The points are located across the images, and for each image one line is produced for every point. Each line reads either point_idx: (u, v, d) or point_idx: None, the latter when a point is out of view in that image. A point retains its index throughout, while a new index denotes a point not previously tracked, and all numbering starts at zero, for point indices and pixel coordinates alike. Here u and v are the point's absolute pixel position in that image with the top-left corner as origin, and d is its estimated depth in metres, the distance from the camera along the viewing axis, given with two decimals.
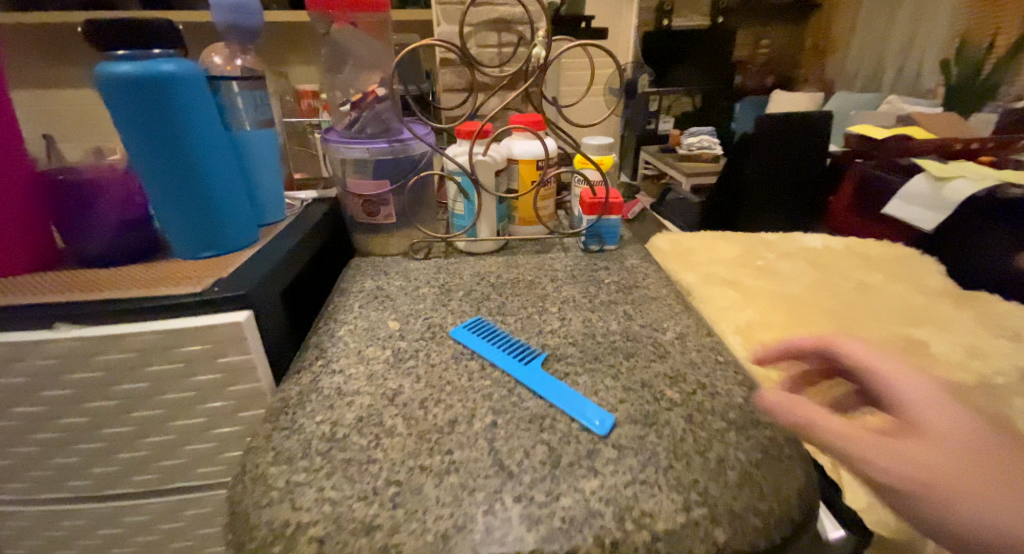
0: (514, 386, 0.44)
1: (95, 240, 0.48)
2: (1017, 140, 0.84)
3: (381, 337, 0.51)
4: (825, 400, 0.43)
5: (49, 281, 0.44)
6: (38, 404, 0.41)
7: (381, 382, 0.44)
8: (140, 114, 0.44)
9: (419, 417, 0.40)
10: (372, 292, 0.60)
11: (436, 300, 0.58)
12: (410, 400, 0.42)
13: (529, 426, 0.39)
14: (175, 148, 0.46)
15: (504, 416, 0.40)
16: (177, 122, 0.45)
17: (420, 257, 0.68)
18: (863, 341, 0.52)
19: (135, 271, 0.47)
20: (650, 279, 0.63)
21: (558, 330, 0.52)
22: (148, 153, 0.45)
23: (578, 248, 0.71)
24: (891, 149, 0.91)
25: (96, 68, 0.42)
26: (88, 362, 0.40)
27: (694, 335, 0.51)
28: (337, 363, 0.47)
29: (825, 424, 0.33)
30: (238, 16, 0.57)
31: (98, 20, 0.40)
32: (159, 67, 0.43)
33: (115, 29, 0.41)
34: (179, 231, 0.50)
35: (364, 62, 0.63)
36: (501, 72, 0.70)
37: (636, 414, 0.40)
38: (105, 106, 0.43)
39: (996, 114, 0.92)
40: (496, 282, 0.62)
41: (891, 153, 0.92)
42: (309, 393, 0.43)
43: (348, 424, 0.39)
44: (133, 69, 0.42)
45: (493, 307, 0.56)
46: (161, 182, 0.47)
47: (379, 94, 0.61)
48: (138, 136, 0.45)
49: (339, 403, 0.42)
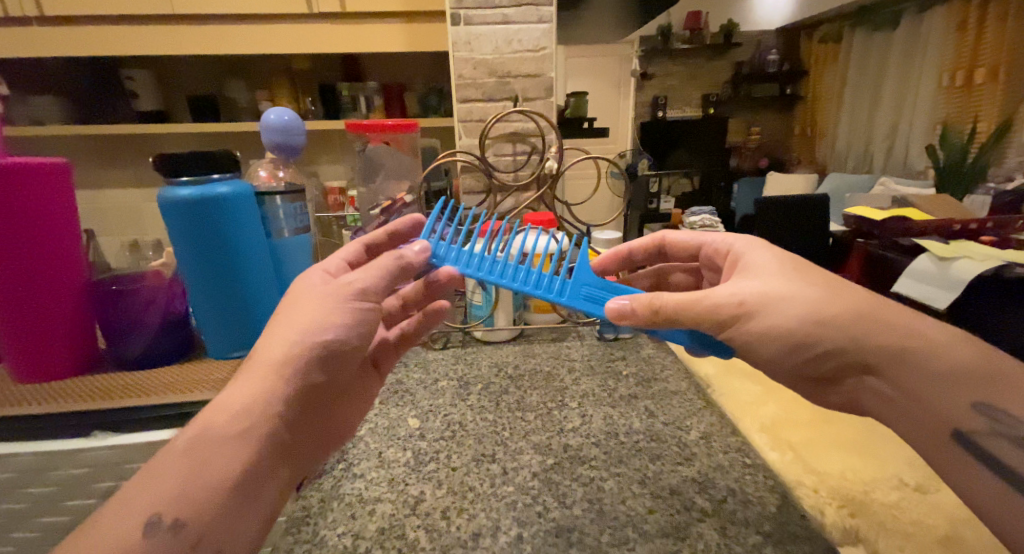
0: (538, 493, 0.43)
1: (134, 344, 0.51)
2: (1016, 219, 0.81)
3: (401, 437, 0.51)
4: (861, 509, 0.41)
5: (87, 389, 0.47)
6: (60, 515, 0.41)
7: (403, 488, 0.44)
8: (195, 229, 0.47)
9: (442, 529, 0.39)
10: (392, 386, 0.60)
11: (455, 395, 0.58)
12: (432, 509, 0.41)
13: (556, 540, 0.38)
14: (221, 258, 0.49)
15: (530, 527, 0.39)
16: (227, 235, 0.49)
17: (439, 347, 0.70)
18: (896, 441, 0.49)
19: (171, 377, 0.49)
20: (667, 371, 0.63)
21: (579, 428, 0.52)
22: (197, 261, 0.49)
23: (593, 337, 0.72)
24: (890, 230, 0.89)
25: (160, 192, 0.47)
26: (119, 471, 0.41)
27: (717, 435, 0.50)
28: (358, 466, 0.47)
29: (758, 300, 0.37)
30: (285, 137, 0.64)
31: (170, 155, 0.46)
32: (216, 190, 0.47)
33: (181, 160, 0.47)
34: (216, 332, 0.52)
35: (394, 174, 0.71)
36: (516, 174, 0.79)
37: (665, 526, 0.39)
38: (164, 223, 0.48)
39: (989, 195, 0.95)
40: (514, 374, 0.62)
41: (891, 234, 0.89)
42: (331, 502, 0.42)
43: (369, 537, 0.39)
44: (193, 192, 0.46)
45: (512, 403, 0.56)
46: (204, 287, 0.50)
47: (406, 201, 0.66)
48: (189, 248, 0.48)
49: (361, 512, 0.41)
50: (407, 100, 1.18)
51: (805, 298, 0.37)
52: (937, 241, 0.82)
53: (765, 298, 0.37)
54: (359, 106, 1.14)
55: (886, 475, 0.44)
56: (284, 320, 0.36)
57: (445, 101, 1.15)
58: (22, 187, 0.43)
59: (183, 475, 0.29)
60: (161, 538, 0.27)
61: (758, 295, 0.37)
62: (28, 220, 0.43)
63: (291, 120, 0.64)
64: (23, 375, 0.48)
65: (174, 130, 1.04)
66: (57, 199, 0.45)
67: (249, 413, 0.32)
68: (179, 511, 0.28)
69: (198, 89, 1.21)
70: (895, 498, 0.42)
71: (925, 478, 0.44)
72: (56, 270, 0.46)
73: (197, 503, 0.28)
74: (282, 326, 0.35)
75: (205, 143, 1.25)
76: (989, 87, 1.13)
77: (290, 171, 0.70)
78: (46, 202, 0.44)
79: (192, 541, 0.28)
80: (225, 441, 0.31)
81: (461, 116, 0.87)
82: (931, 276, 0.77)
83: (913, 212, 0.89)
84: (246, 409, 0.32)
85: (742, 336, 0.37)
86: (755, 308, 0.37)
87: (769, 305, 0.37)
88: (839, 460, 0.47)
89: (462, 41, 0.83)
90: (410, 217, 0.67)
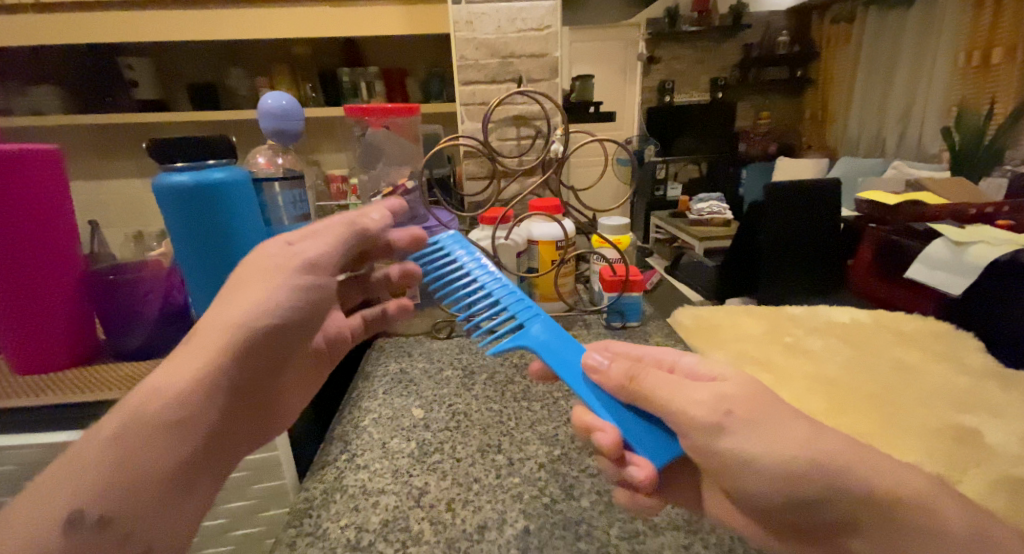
0: (545, 485, 0.42)
1: (133, 335, 0.50)
2: None
3: (406, 427, 0.50)
4: None
5: (85, 382, 0.46)
6: None
7: (407, 480, 0.43)
8: (192, 216, 0.46)
9: (446, 521, 0.38)
10: (396, 376, 0.59)
11: (460, 385, 0.57)
12: (436, 501, 0.40)
13: (564, 532, 0.37)
14: (219, 246, 0.48)
15: (537, 520, 0.38)
16: (225, 221, 0.48)
17: (443, 336, 0.69)
18: (913, 431, 0.48)
19: None
20: None
21: None
22: (195, 248, 0.48)
23: (601, 325, 0.70)
24: (904, 214, 0.86)
25: (155, 179, 0.46)
26: None
27: None
28: (362, 457, 0.46)
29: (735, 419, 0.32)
30: (283, 123, 0.62)
31: (165, 141, 0.45)
32: (212, 175, 0.46)
33: (176, 146, 0.46)
34: None
35: (395, 159, 0.70)
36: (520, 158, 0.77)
37: (676, 519, 0.38)
38: (160, 210, 0.46)
39: (1005, 178, 0.91)
40: (520, 363, 0.61)
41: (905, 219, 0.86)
42: (334, 494, 0.42)
43: (373, 529, 0.38)
44: (187, 178, 0.45)
45: (518, 392, 0.55)
46: (201, 274, 0.49)
47: (407, 187, 0.65)
48: (187, 236, 0.47)
49: (364, 504, 0.40)
50: (408, 85, 1.16)
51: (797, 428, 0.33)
52: (953, 225, 0.79)
53: (750, 417, 0.32)
54: (360, 92, 1.13)
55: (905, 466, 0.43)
56: (230, 297, 0.33)
57: (447, 86, 1.13)
58: (12, 173, 0.41)
59: (107, 463, 0.25)
60: (85, 535, 0.23)
61: (730, 390, 0.34)
62: (19, 208, 0.42)
63: (289, 104, 0.63)
64: (21, 367, 0.47)
65: (173, 119, 1.03)
66: (50, 187, 0.44)
67: (187, 397, 0.28)
68: (108, 502, 0.24)
69: (197, 76, 1.20)
70: None
71: (945, 469, 0.43)
72: (49, 260, 0.44)
73: (129, 492, 0.25)
74: (227, 305, 0.32)
75: (206, 132, 1.24)
76: (1006, 67, 1.11)
77: (289, 157, 0.69)
78: (37, 189, 0.43)
79: (119, 536, 0.24)
80: (158, 428, 0.27)
81: (463, 100, 0.85)
82: (947, 263, 0.76)
83: (926, 196, 0.87)
84: (187, 390, 0.28)
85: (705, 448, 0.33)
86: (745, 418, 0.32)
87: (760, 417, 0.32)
88: None
89: (462, 21, 0.80)
90: (412, 204, 0.66)
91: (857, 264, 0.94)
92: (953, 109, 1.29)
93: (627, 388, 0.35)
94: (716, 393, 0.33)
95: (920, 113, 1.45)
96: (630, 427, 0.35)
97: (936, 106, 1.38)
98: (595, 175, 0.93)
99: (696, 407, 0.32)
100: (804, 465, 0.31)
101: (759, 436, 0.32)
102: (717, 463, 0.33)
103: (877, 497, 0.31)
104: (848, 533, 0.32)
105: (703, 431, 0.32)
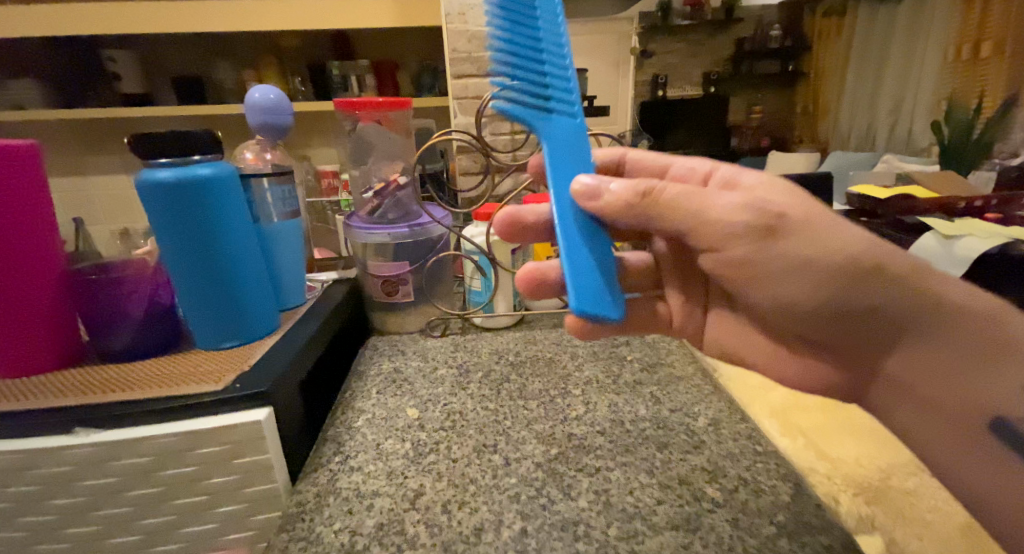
0: (543, 485, 0.41)
1: (118, 336, 0.49)
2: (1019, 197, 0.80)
3: (401, 427, 0.49)
4: (879, 498, 0.40)
5: (68, 385, 0.44)
6: (48, 514, 0.41)
7: (402, 482, 0.42)
8: (177, 213, 0.45)
9: (441, 524, 0.37)
10: (389, 375, 0.59)
11: (455, 384, 0.56)
12: (432, 503, 0.40)
13: (562, 534, 0.36)
14: (204, 244, 0.46)
15: (535, 521, 0.38)
16: (211, 218, 0.46)
17: (437, 334, 0.68)
18: None
19: (156, 369, 0.48)
20: (672, 355, 0.61)
21: (583, 416, 0.50)
22: (178, 247, 0.46)
23: None
24: (894, 207, 0.85)
25: (137, 176, 0.44)
26: (100, 469, 0.40)
27: (728, 421, 0.49)
28: (355, 459, 0.45)
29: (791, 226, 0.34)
30: (271, 117, 0.61)
31: (146, 137, 0.43)
32: (197, 171, 0.45)
33: (158, 142, 0.44)
34: (200, 322, 0.50)
35: (387, 154, 0.69)
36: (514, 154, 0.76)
37: (676, 518, 0.37)
38: (142, 207, 0.45)
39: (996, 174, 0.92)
40: (515, 361, 0.61)
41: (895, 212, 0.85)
42: (327, 498, 0.41)
43: (368, 532, 0.37)
44: (172, 174, 0.44)
45: (513, 390, 0.55)
46: (185, 274, 0.47)
47: (400, 182, 0.64)
48: (170, 234, 0.45)
49: (358, 507, 0.40)
50: (400, 78, 1.15)
51: (847, 242, 0.34)
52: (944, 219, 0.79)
53: (806, 224, 0.34)
54: (350, 86, 1.10)
55: (902, 462, 0.43)
56: None
57: (439, 79, 1.11)
58: None
59: None
60: None
61: (774, 195, 0.35)
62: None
63: (277, 98, 0.61)
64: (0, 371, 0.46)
65: (160, 114, 1.01)
66: (26, 183, 0.42)
67: None
68: None
69: (183, 70, 1.17)
70: (913, 486, 0.41)
71: None
72: (27, 260, 0.43)
73: None
74: None
75: (193, 126, 1.21)
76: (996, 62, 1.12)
77: (278, 153, 0.67)
78: (13, 185, 0.41)
79: None
80: None
81: (456, 94, 0.84)
82: (936, 254, 0.72)
83: (917, 190, 0.86)
84: None
85: (751, 253, 0.35)
86: (791, 226, 0.34)
87: (807, 226, 0.34)
88: (851, 446, 0.46)
89: (454, 13, 0.79)
90: (405, 200, 0.64)
91: None
92: (944, 104, 1.30)
93: (636, 203, 0.34)
94: (750, 199, 0.34)
95: (911, 107, 1.46)
96: (594, 277, 0.33)
97: (926, 100, 1.39)
98: None
99: (730, 217, 0.34)
100: (853, 265, 0.33)
101: (808, 238, 0.34)
102: (764, 270, 0.35)
103: (933, 318, 0.33)
104: (895, 352, 0.35)
105: (739, 238, 0.34)
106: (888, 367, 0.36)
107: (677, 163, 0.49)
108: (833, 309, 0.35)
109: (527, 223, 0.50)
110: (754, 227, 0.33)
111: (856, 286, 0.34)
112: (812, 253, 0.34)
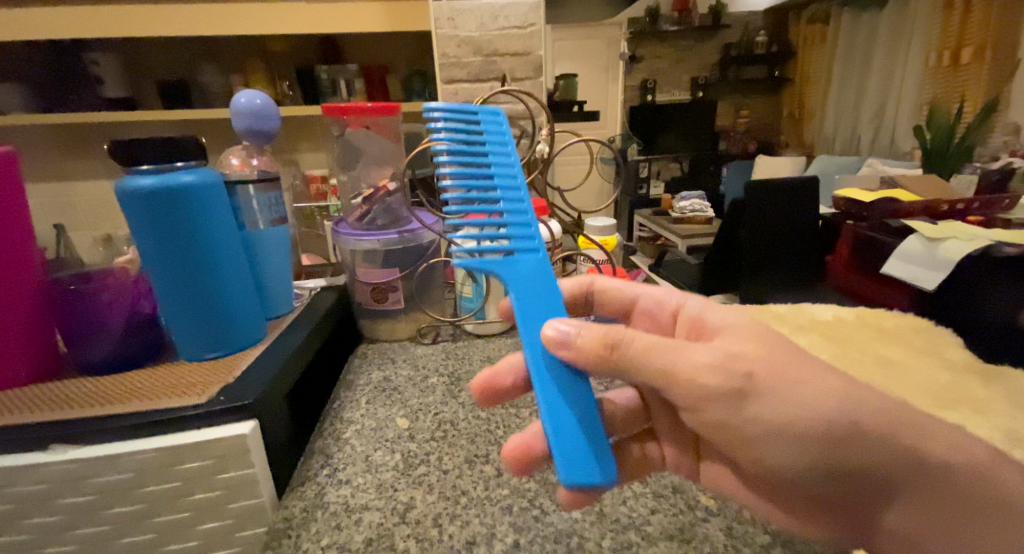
0: (535, 496, 0.40)
1: (96, 347, 0.47)
2: (1002, 199, 0.81)
3: (390, 439, 0.48)
4: None
5: (42, 399, 0.43)
6: (22, 533, 0.39)
7: (391, 496, 0.41)
8: (159, 221, 0.44)
9: (432, 540, 0.36)
10: (379, 385, 0.58)
11: (445, 392, 0.56)
12: (422, 516, 0.39)
13: (556, 547, 0.36)
14: (186, 253, 0.45)
15: (528, 534, 0.37)
16: (194, 227, 0.45)
17: (428, 341, 0.67)
18: None
19: (136, 381, 0.46)
20: None
21: None
22: (160, 256, 0.45)
23: None
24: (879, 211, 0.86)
25: (117, 183, 0.43)
26: (77, 486, 0.39)
27: None
28: (342, 473, 0.44)
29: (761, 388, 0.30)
30: (257, 122, 0.60)
31: (127, 143, 0.42)
32: (179, 178, 0.44)
33: (141, 148, 0.43)
34: (183, 332, 0.48)
35: (376, 159, 0.68)
36: None
37: (670, 528, 0.37)
38: (123, 216, 0.44)
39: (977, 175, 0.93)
40: None
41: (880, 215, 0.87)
42: (314, 514, 0.40)
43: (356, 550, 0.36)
44: (153, 181, 0.43)
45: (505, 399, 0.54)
46: (167, 284, 0.46)
47: (389, 189, 0.63)
48: (152, 243, 0.44)
49: (347, 522, 0.39)
50: (389, 83, 1.14)
51: (822, 387, 0.30)
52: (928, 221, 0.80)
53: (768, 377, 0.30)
54: (339, 90, 1.10)
55: None
56: None
57: (429, 83, 1.11)
58: None
59: None
60: None
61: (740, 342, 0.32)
62: None
63: (262, 103, 0.60)
64: None
65: (141, 118, 0.99)
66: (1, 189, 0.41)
67: None
68: None
69: (167, 73, 1.15)
70: None
71: None
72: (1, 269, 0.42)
73: None
74: None
75: (177, 130, 1.20)
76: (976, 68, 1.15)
77: (265, 158, 0.66)
78: None
79: None
80: None
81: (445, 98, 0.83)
82: (921, 256, 0.74)
83: (902, 193, 0.87)
84: None
85: (728, 415, 0.30)
86: (762, 386, 0.30)
87: (778, 384, 0.30)
88: None
89: (444, 17, 0.79)
90: (393, 206, 0.64)
91: (835, 259, 0.96)
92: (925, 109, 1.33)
93: (605, 357, 0.30)
94: (718, 356, 0.30)
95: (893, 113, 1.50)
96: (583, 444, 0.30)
97: (908, 106, 1.42)
98: (581, 174, 0.93)
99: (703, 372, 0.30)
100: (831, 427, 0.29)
101: (786, 393, 0.30)
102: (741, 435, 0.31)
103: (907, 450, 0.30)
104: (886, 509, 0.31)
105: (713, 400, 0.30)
106: (892, 525, 0.31)
107: (643, 294, 0.44)
108: (822, 474, 0.31)
109: (504, 386, 0.42)
110: (727, 392, 0.30)
111: (843, 448, 0.30)
112: (792, 415, 0.30)
